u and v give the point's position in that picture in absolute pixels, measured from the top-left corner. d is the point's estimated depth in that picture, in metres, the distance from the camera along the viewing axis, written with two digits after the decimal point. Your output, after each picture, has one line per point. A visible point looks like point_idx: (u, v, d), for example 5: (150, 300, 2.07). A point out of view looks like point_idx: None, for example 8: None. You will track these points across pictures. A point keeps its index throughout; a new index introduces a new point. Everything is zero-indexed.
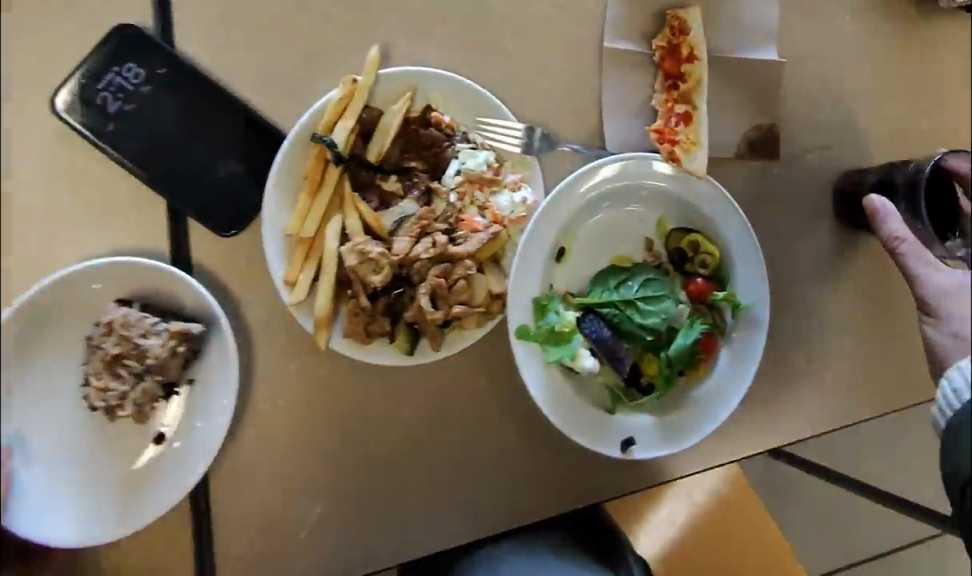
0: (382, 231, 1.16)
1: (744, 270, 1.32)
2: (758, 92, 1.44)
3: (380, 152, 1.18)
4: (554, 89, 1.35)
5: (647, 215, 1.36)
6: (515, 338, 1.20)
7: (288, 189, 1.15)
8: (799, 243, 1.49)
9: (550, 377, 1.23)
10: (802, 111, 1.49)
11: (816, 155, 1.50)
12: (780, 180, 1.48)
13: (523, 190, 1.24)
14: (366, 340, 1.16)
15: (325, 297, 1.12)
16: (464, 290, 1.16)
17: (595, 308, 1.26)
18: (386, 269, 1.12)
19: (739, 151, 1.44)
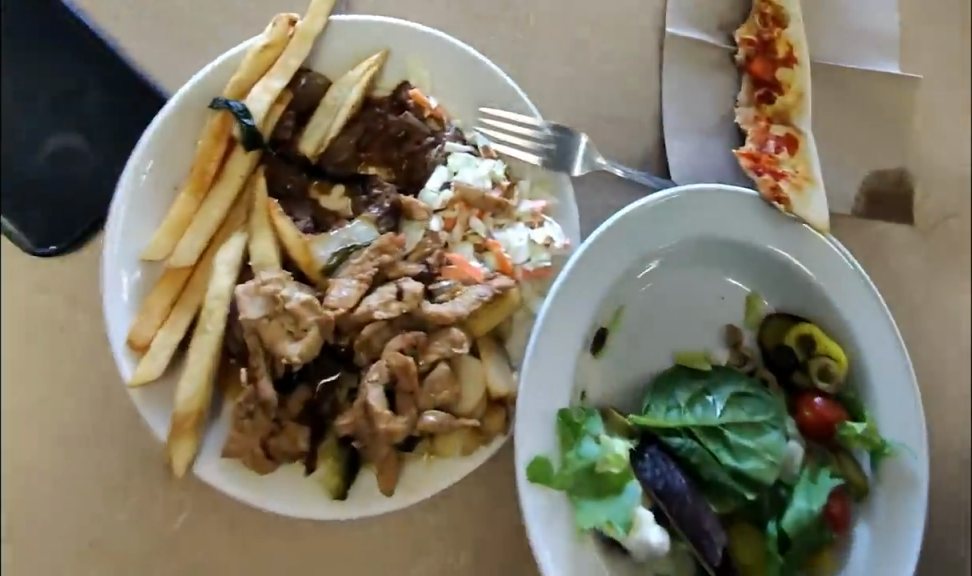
0: (312, 271, 0.70)
1: (886, 390, 0.88)
2: (875, 122, 1.03)
3: (321, 142, 0.74)
4: (595, 90, 0.92)
5: (729, 290, 0.91)
6: (526, 484, 0.74)
7: (161, 185, 0.69)
8: (926, 346, 1.03)
9: (584, 555, 0.76)
10: (933, 157, 1.05)
11: (951, 220, 1.06)
12: (906, 249, 1.03)
13: (546, 226, 0.79)
14: (263, 468, 0.68)
15: (197, 375, 0.65)
16: (443, 383, 0.69)
17: (659, 437, 0.81)
18: (315, 335, 0.66)
19: (857, 204, 1.01)
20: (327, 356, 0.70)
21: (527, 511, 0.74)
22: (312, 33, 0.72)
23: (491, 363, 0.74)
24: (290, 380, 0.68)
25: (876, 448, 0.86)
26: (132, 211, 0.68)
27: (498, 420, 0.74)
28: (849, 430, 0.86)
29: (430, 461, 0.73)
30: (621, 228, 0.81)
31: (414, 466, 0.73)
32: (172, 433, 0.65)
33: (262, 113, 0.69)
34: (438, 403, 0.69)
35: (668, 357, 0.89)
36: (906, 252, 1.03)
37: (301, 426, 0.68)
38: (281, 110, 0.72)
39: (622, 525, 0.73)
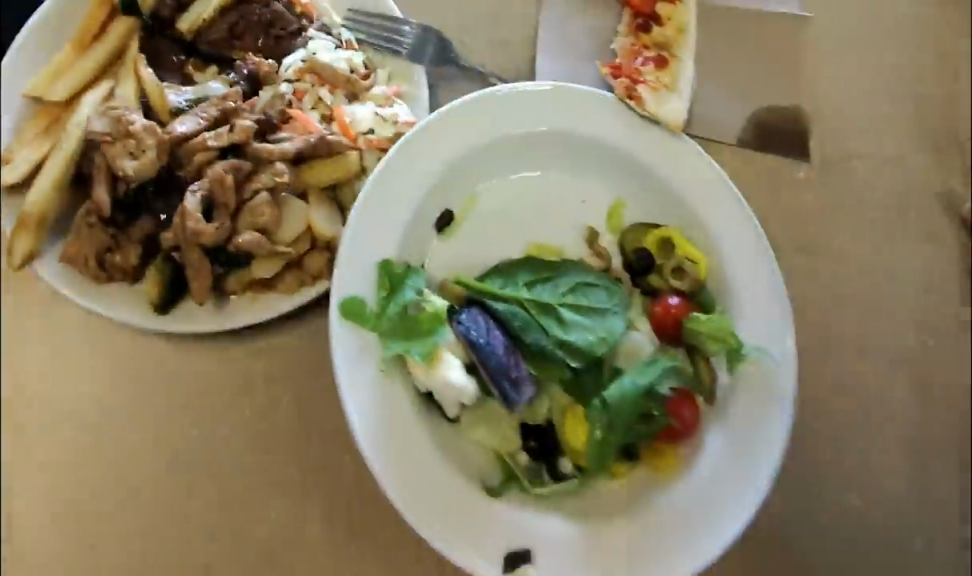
0: (163, 115, 0.79)
1: (748, 297, 0.85)
2: (768, 59, 1.04)
3: (195, 21, 0.84)
4: (476, 18, 1.00)
5: (593, 194, 0.91)
6: (334, 316, 0.76)
7: (52, 40, 0.82)
8: (820, 284, 1.00)
9: (390, 401, 0.76)
10: (833, 100, 1.06)
11: (855, 161, 1.04)
12: (800, 182, 1.02)
13: (395, 107, 0.86)
14: (94, 275, 0.76)
15: (46, 186, 0.75)
16: (262, 209, 0.76)
17: (488, 303, 0.80)
18: (151, 155, 0.75)
19: (744, 134, 1.01)
20: (165, 186, 0.77)
21: (334, 348, 0.75)
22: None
23: (318, 208, 0.79)
24: (130, 201, 0.77)
25: (731, 347, 0.81)
26: (23, 58, 0.81)
27: (319, 261, 0.79)
28: (701, 321, 0.82)
29: (251, 292, 0.79)
30: (465, 109, 0.85)
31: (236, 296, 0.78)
32: (15, 228, 0.75)
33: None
34: (257, 228, 0.76)
35: (522, 249, 0.89)
36: (802, 188, 1.01)
37: (137, 242, 0.77)
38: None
39: (424, 359, 0.74)
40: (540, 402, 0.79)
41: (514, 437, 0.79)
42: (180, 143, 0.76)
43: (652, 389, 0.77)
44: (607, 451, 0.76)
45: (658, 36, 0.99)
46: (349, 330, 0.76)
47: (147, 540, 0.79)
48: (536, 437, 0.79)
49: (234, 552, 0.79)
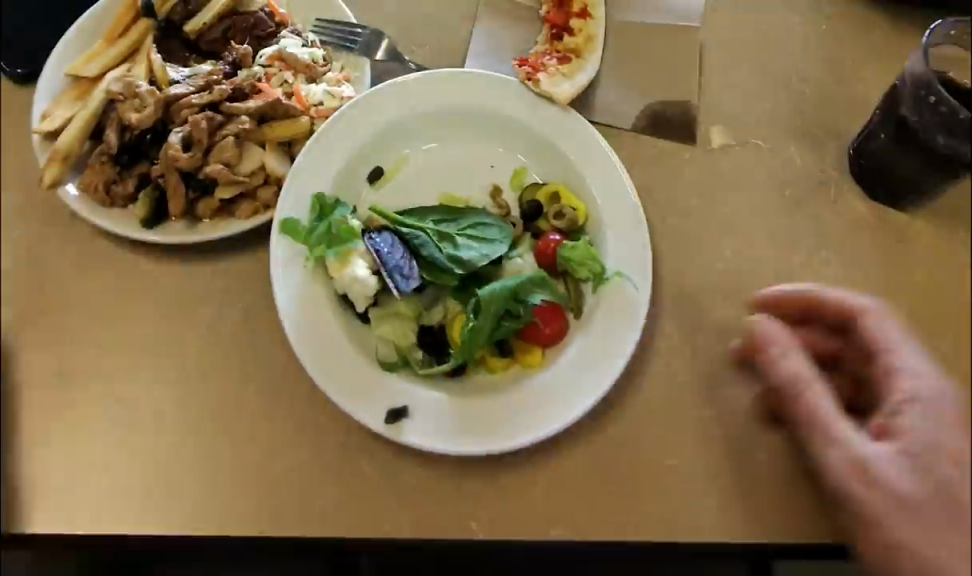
0: (162, 85, 1.05)
1: (615, 239, 1.03)
2: (664, 62, 1.26)
3: (199, 23, 1.09)
4: (423, 29, 1.27)
5: (501, 160, 1.12)
6: (276, 230, 1.00)
7: (91, 34, 1.09)
8: (704, 239, 1.16)
9: (313, 295, 0.99)
10: (721, 97, 1.26)
11: (738, 146, 1.23)
12: (685, 159, 1.21)
13: (343, 88, 1.09)
14: (101, 198, 1.03)
15: (73, 132, 1.02)
16: (227, 148, 1.02)
17: (398, 230, 1.02)
18: (150, 110, 1.02)
19: (638, 122, 1.22)
20: (159, 135, 1.04)
21: (273, 256, 0.99)
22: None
23: (271, 155, 1.05)
24: (133, 145, 1.04)
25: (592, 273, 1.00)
26: (69, 46, 1.08)
27: (268, 193, 1.04)
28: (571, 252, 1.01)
29: (216, 216, 1.04)
30: (394, 87, 1.08)
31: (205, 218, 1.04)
32: (48, 160, 1.01)
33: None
34: (223, 163, 1.02)
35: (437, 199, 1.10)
36: (687, 165, 1.21)
37: (135, 176, 1.03)
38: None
39: (337, 260, 0.98)
40: (430, 307, 1.00)
41: (408, 334, 0.98)
42: (173, 102, 1.03)
43: (519, 293, 0.96)
44: (474, 339, 0.94)
45: (569, 43, 1.23)
46: (287, 245, 1.00)
47: (119, 402, 1.00)
48: (429, 334, 0.99)
49: (182, 416, 1.00)
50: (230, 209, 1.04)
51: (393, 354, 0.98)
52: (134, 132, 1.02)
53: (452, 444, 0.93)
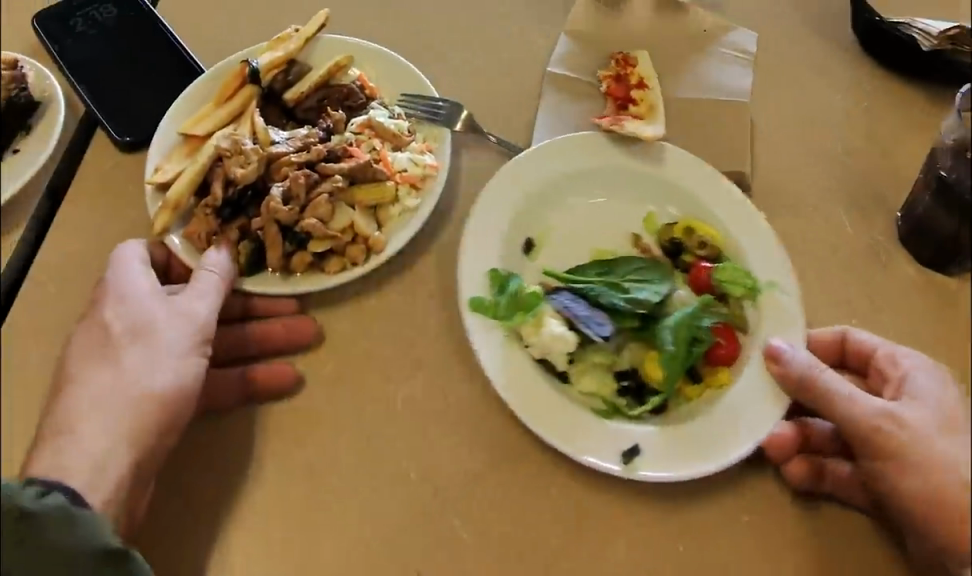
0: (263, 146, 1.13)
1: (751, 247, 1.16)
2: (719, 131, 1.35)
3: (299, 93, 1.19)
4: (493, 109, 1.38)
5: (629, 212, 1.24)
6: (466, 308, 1.11)
7: (202, 100, 1.19)
8: None
9: (512, 356, 1.08)
10: (771, 165, 1.35)
11: (787, 212, 1.31)
12: None
13: (426, 154, 1.17)
14: (202, 246, 1.10)
15: (183, 183, 1.10)
16: (321, 205, 1.09)
17: (571, 285, 1.11)
18: (254, 166, 1.10)
19: None
20: (257, 193, 1.12)
21: (475, 332, 1.09)
22: (307, 34, 1.23)
23: (357, 215, 1.12)
24: (235, 199, 1.11)
25: (741, 287, 1.12)
26: (181, 108, 1.18)
27: (357, 248, 1.11)
28: (723, 276, 1.13)
29: (306, 269, 1.11)
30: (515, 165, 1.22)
31: (297, 271, 1.10)
32: (160, 207, 1.09)
33: (263, 66, 1.19)
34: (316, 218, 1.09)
35: (588, 254, 1.20)
36: None
37: (234, 230, 1.10)
38: (276, 71, 1.21)
39: (535, 322, 1.08)
40: (625, 353, 1.07)
41: (610, 382, 1.07)
42: (274, 161, 1.12)
43: (696, 321, 1.05)
44: (676, 368, 1.03)
45: (633, 111, 1.33)
46: (481, 322, 1.10)
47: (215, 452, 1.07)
48: (626, 377, 1.07)
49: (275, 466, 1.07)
50: (319, 263, 1.11)
51: (598, 399, 1.07)
52: (237, 185, 1.10)
53: (678, 470, 1.02)
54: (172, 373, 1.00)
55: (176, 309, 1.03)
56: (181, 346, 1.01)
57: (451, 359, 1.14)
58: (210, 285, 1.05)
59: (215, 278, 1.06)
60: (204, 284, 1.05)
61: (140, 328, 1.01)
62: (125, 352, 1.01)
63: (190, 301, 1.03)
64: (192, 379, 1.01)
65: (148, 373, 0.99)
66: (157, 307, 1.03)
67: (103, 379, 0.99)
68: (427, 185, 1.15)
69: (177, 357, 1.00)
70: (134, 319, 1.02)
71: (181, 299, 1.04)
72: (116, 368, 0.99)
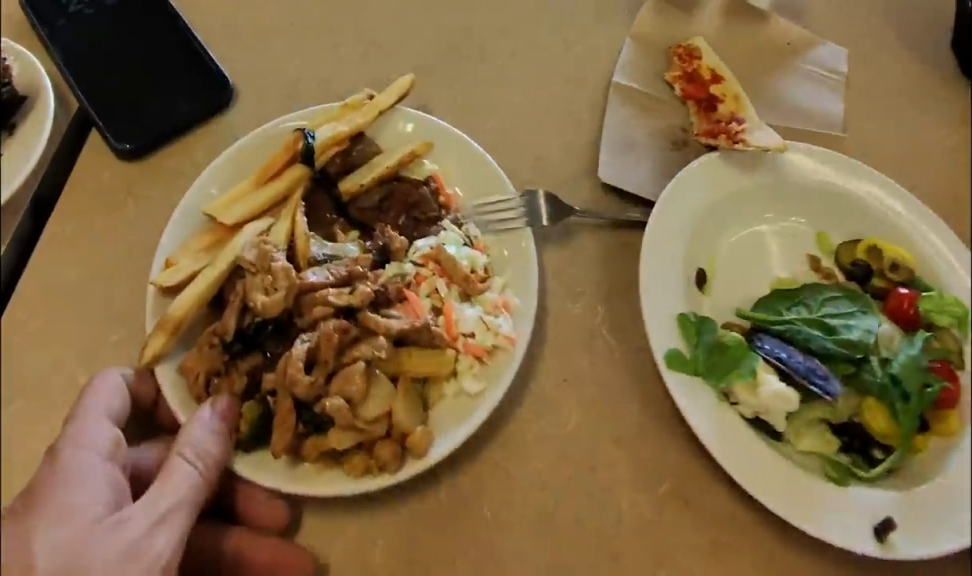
0: (301, 262, 0.80)
1: (953, 262, 0.92)
2: None
3: (356, 183, 0.85)
4: (546, 119, 1.12)
5: (797, 231, 1.00)
6: (663, 366, 0.84)
7: (236, 175, 0.86)
8: None
9: (725, 419, 0.83)
10: None
11: None
12: None
13: (499, 317, 0.81)
14: (198, 395, 0.75)
15: (188, 296, 0.76)
16: (354, 377, 0.73)
17: (766, 326, 0.88)
18: (284, 285, 0.75)
19: None
20: (278, 334, 0.76)
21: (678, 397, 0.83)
22: (382, 108, 0.90)
23: (403, 397, 0.74)
24: (251, 332, 0.76)
25: (956, 313, 0.88)
26: (210, 183, 0.85)
27: (389, 449, 0.73)
28: (931, 304, 0.88)
29: (320, 461, 0.74)
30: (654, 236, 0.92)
31: (304, 462, 0.74)
32: (154, 328, 0.75)
33: (319, 142, 0.85)
34: (345, 404, 0.72)
35: (766, 283, 0.97)
36: None
37: (244, 381, 0.75)
38: (335, 150, 0.86)
39: (750, 377, 0.83)
40: (841, 402, 0.84)
41: (831, 438, 0.84)
42: (309, 292, 0.76)
43: (917, 361, 0.84)
44: (914, 423, 0.82)
45: (724, 111, 1.12)
46: (683, 382, 0.84)
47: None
48: (845, 432, 0.84)
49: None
50: (339, 459, 0.74)
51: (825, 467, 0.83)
52: (256, 318, 0.75)
53: (947, 540, 0.78)
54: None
55: (127, 542, 0.66)
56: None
57: (524, 433, 0.84)
58: (178, 497, 0.69)
59: (191, 478, 0.69)
60: (170, 490, 0.69)
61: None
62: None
63: (148, 525, 0.67)
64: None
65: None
66: (97, 534, 0.66)
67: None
68: (498, 361, 0.79)
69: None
70: (58, 558, 0.65)
71: (132, 521, 0.67)
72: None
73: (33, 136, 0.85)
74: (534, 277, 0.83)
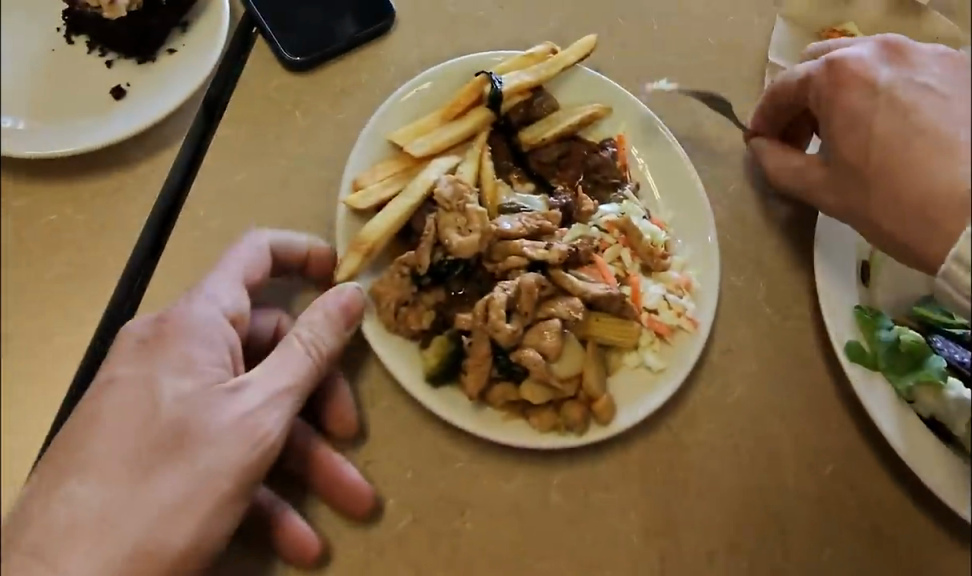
0: (490, 208, 0.80)
1: None
2: None
3: (538, 137, 0.84)
4: (701, 83, 1.05)
5: None
6: (845, 359, 0.82)
7: (422, 103, 0.84)
8: None
9: (906, 420, 0.79)
10: None
11: None
12: None
13: (685, 298, 0.79)
14: (386, 321, 0.75)
15: (379, 224, 0.76)
16: (548, 333, 0.73)
17: (942, 331, 0.88)
18: (480, 229, 0.75)
19: None
20: (464, 276, 0.78)
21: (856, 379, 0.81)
22: (563, 66, 0.86)
23: (592, 360, 0.74)
24: (442, 269, 0.76)
25: None
26: (398, 107, 0.83)
27: (577, 410, 0.73)
28: None
29: (506, 408, 0.73)
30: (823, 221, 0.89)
31: (489, 406, 0.74)
32: (349, 247, 0.76)
33: (507, 89, 0.82)
34: (541, 359, 0.72)
35: (926, 284, 0.94)
36: None
37: (433, 317, 0.75)
38: (519, 100, 0.84)
39: (932, 382, 0.81)
40: None
41: None
42: (501, 239, 0.77)
43: None
44: None
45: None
46: (864, 374, 0.81)
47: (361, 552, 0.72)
48: None
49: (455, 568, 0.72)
50: (525, 412, 0.74)
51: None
52: (450, 254, 0.75)
53: None
54: (199, 523, 0.63)
55: (240, 412, 0.65)
56: (226, 486, 0.64)
57: (687, 423, 0.80)
58: (291, 379, 0.68)
59: (304, 366, 0.69)
60: (288, 371, 0.68)
61: (178, 430, 0.63)
62: (147, 461, 0.62)
63: (260, 397, 0.66)
64: (219, 538, 0.64)
65: (180, 509, 0.62)
66: (217, 396, 0.65)
67: (94, 503, 0.60)
68: (678, 339, 0.78)
69: (229, 489, 0.64)
70: (179, 406, 0.64)
71: (248, 393, 0.66)
72: (121, 486, 0.61)
73: (204, 55, 0.83)
74: (715, 258, 0.81)
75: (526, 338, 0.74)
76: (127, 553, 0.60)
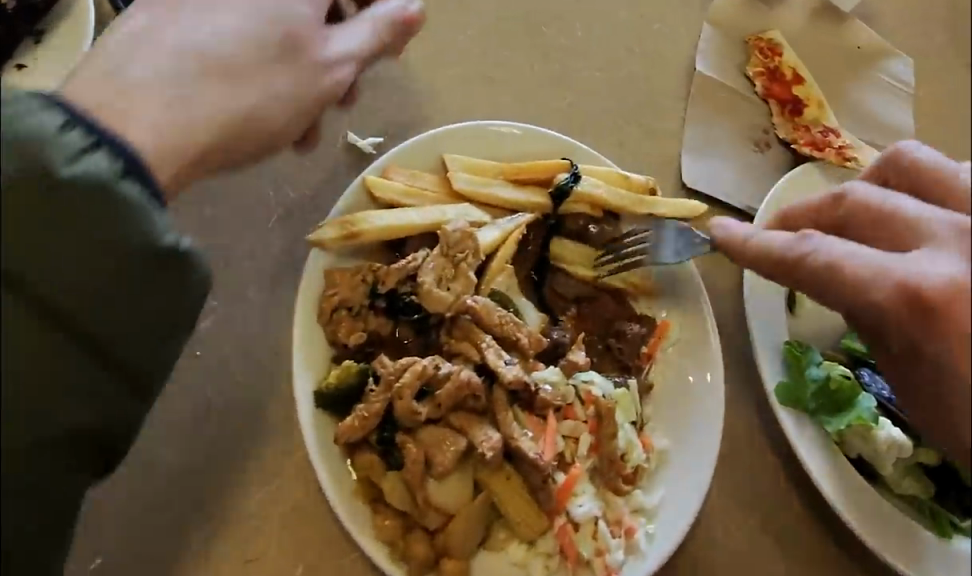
0: (483, 284, 0.72)
1: None
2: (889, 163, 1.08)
3: (577, 257, 0.78)
4: (626, 96, 1.01)
5: None
6: (775, 402, 0.79)
7: (492, 147, 0.80)
8: None
9: (830, 463, 0.78)
10: None
11: None
12: None
13: (609, 539, 0.65)
14: (322, 313, 0.66)
15: (387, 221, 0.70)
16: (446, 447, 0.61)
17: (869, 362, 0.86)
18: (458, 291, 0.67)
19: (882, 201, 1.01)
20: (418, 326, 0.69)
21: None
22: (646, 207, 0.80)
23: (475, 514, 0.61)
24: (398, 302, 0.68)
25: None
26: (471, 140, 0.80)
27: (424, 548, 0.60)
28: None
29: (362, 484, 0.61)
30: None
31: (347, 463, 0.61)
32: (339, 219, 0.69)
33: (581, 193, 0.78)
34: (423, 460, 0.60)
35: None
36: None
37: (363, 336, 0.67)
38: (585, 212, 0.79)
39: (863, 424, 0.78)
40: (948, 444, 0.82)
41: (927, 482, 0.82)
42: (474, 318, 0.67)
43: None
44: None
45: (810, 118, 1.05)
46: (796, 420, 0.79)
47: None
48: (939, 477, 0.82)
49: None
50: (376, 503, 0.61)
51: (925, 510, 0.80)
52: (416, 298, 0.67)
53: None
54: (281, 113, 0.64)
55: (340, 53, 0.67)
56: (309, 104, 0.65)
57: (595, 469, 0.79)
58: (379, 38, 0.68)
59: (398, 40, 0.69)
60: (371, 31, 0.68)
61: (289, 31, 0.64)
62: (263, 36, 0.63)
63: (350, 48, 0.68)
64: (280, 129, 0.65)
65: (265, 104, 0.63)
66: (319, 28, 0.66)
67: (233, 31, 0.62)
68: None
69: (300, 112, 0.65)
70: (288, 23, 0.64)
71: (337, 43, 0.67)
72: (264, 45, 0.63)
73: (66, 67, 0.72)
74: (695, 494, 0.70)
75: (422, 430, 0.62)
76: (222, 116, 0.60)
